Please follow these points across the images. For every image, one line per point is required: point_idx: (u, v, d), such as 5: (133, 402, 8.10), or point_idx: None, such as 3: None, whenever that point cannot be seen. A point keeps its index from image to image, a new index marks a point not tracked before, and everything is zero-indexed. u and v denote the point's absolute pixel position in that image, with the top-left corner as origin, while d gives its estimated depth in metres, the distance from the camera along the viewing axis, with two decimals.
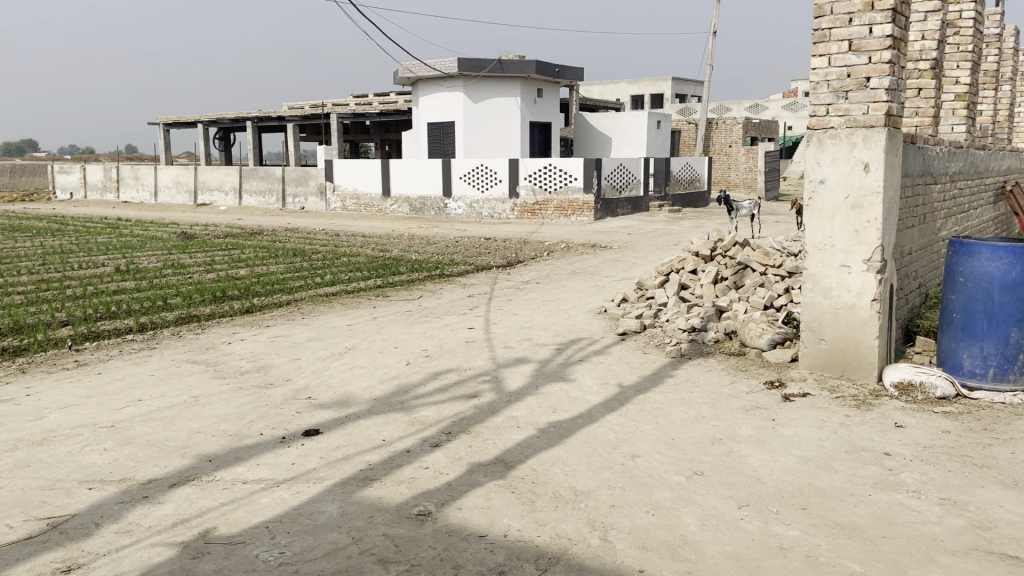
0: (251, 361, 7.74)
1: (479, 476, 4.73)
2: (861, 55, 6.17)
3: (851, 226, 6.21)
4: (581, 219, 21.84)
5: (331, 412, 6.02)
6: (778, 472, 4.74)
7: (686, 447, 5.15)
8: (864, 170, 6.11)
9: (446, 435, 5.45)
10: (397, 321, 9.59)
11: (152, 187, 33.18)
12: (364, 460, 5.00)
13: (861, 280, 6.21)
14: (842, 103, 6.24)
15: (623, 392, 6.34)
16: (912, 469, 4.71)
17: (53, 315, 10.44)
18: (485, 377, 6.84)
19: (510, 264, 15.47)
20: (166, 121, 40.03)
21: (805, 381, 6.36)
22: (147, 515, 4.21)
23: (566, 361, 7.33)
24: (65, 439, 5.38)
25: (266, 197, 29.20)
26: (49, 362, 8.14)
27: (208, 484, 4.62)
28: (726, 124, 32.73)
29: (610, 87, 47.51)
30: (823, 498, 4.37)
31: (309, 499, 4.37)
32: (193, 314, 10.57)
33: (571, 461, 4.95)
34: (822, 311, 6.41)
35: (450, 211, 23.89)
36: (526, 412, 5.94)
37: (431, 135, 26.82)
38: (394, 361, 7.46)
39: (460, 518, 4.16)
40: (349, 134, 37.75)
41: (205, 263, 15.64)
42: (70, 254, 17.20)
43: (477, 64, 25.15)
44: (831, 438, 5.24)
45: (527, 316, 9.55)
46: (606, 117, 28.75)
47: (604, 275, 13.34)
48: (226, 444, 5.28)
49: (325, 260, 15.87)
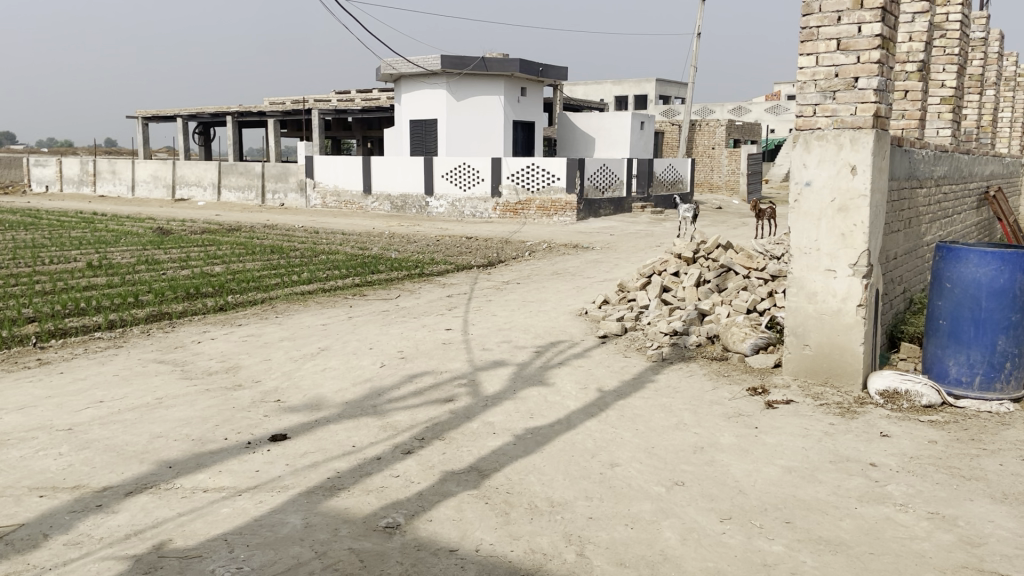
0: (221, 361, 7.50)
1: (452, 486, 4.54)
2: (850, 55, 6.04)
3: (837, 230, 6.08)
4: (563, 220, 21.70)
5: (301, 416, 5.81)
6: (761, 483, 4.58)
7: (667, 456, 4.98)
8: (851, 172, 5.97)
9: (418, 441, 5.26)
10: (374, 321, 9.37)
11: (130, 181, 32.67)
12: (332, 467, 4.79)
13: (848, 286, 6.06)
14: (829, 103, 6.10)
15: (603, 398, 6.17)
16: (899, 481, 4.57)
17: (21, 311, 10.12)
18: (461, 381, 6.65)
19: (491, 263, 15.28)
20: (144, 114, 39.49)
21: (788, 388, 6.22)
22: (99, 526, 3.98)
23: (546, 364, 7.15)
24: (19, 443, 5.12)
25: (245, 193, 28.83)
26: (10, 360, 7.85)
27: (166, 493, 4.39)
28: (710, 127, 32.65)
29: (594, 87, 47.49)
30: (808, 512, 4.21)
31: (271, 510, 4.16)
32: (165, 311, 10.29)
33: (548, 470, 4.77)
34: (806, 317, 6.26)
35: (431, 209, 23.65)
36: (503, 417, 5.75)
37: (413, 132, 26.57)
38: (368, 363, 7.24)
39: (431, 531, 3.97)
40: (330, 131, 37.42)
41: (180, 259, 15.31)
42: (42, 248, 16.78)
43: (461, 62, 24.88)
44: (815, 447, 5.10)
45: (507, 317, 9.36)
46: (590, 117, 28.50)
47: (586, 276, 13.20)
48: (188, 450, 5.05)
49: (303, 257, 15.60)
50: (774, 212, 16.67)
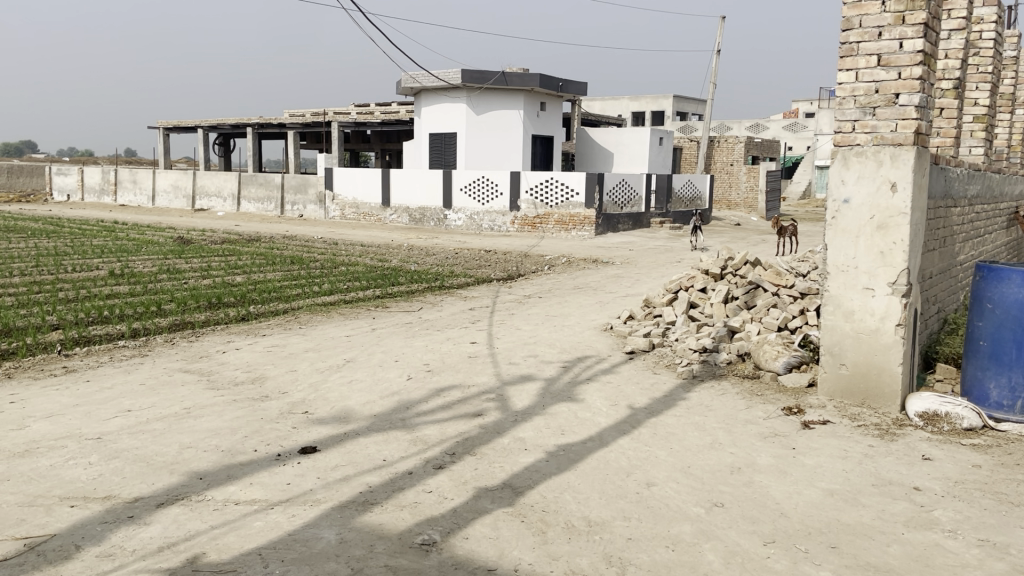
0: (246, 372, 7.45)
1: (487, 503, 4.46)
2: (891, 71, 5.96)
3: (875, 248, 5.98)
4: (582, 234, 21.63)
5: (329, 428, 5.75)
6: (802, 506, 4.46)
7: (704, 476, 4.88)
8: (891, 190, 5.89)
9: (450, 456, 5.19)
10: (397, 333, 9.32)
11: (150, 191, 32.89)
12: (364, 482, 4.72)
13: (886, 305, 5.96)
14: (869, 119, 6.03)
15: (635, 415, 6.08)
16: (946, 506, 4.45)
17: (44, 318, 10.15)
18: (490, 396, 6.57)
19: (510, 277, 15.22)
20: (166, 125, 39.86)
21: (824, 408, 6.10)
22: (131, 538, 3.92)
23: (574, 379, 7.07)
24: (49, 451, 5.08)
25: (264, 204, 28.93)
26: (36, 367, 7.86)
27: (198, 505, 4.34)
28: (729, 143, 32.53)
29: (612, 103, 47.57)
30: (854, 537, 4.10)
31: (305, 524, 4.09)
32: (188, 321, 10.30)
33: (583, 488, 4.68)
34: (843, 335, 6.16)
35: (449, 222, 23.66)
36: (534, 433, 5.66)
37: (432, 145, 26.64)
38: (394, 376, 7.19)
39: (468, 549, 3.88)
40: (349, 143, 37.67)
41: (201, 268, 15.37)
42: (63, 256, 16.86)
43: (481, 76, 24.94)
44: (856, 470, 4.99)
45: (531, 331, 9.29)
46: (609, 132, 28.49)
47: (607, 291, 13.12)
48: (218, 461, 5.00)
49: (323, 269, 15.63)
50: (797, 231, 16.52)
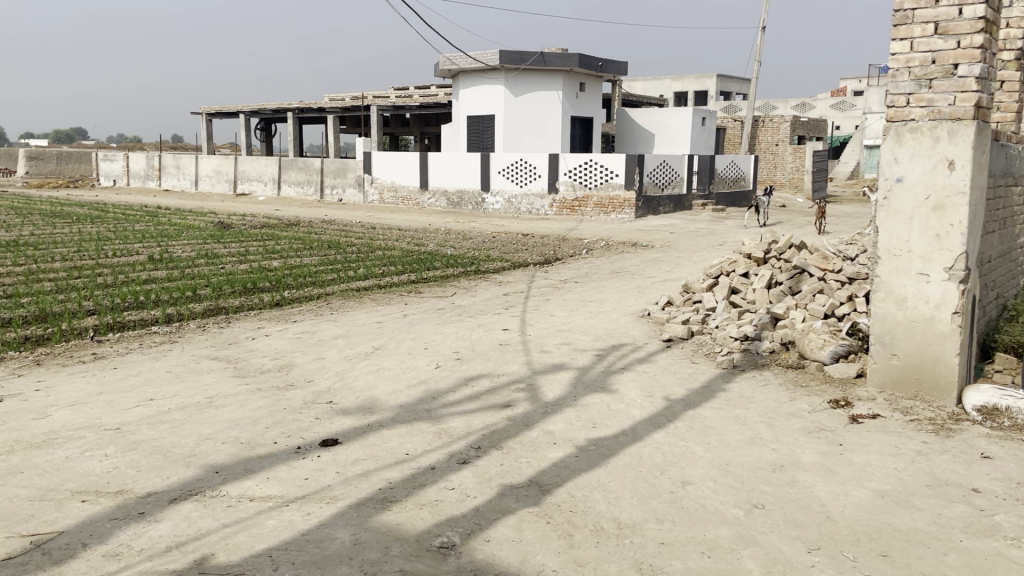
0: (274, 359, 7.32)
1: (511, 502, 4.22)
2: (949, 40, 5.54)
3: (930, 230, 5.60)
4: (621, 217, 21.21)
5: (353, 419, 5.57)
6: (851, 509, 4.15)
7: (743, 475, 4.59)
8: (948, 168, 5.50)
9: (475, 450, 4.96)
10: (429, 320, 9.11)
11: (193, 176, 33.19)
12: (384, 477, 4.52)
13: (942, 291, 5.57)
14: (924, 92, 5.61)
15: (671, 407, 5.78)
16: (1009, 510, 4.10)
17: (81, 304, 10.15)
18: (520, 386, 6.33)
19: (547, 261, 14.94)
20: (208, 110, 40.18)
21: (874, 401, 5.74)
22: (140, 536, 3.77)
23: (608, 369, 6.79)
24: (66, 442, 4.98)
25: (304, 188, 28.94)
26: (66, 354, 7.80)
27: (212, 501, 4.18)
28: (774, 123, 31.73)
29: (654, 83, 46.76)
30: (906, 544, 3.79)
31: (319, 524, 3.91)
32: (222, 306, 10.23)
33: (614, 487, 4.42)
34: (894, 324, 5.79)
35: (487, 206, 23.43)
36: (564, 426, 5.41)
37: (470, 128, 26.39)
38: (422, 364, 6.97)
39: (489, 553, 3.66)
40: (389, 127, 37.60)
41: (239, 253, 15.35)
42: (106, 241, 16.96)
43: (519, 56, 24.54)
44: (908, 469, 4.65)
45: (565, 318, 9.02)
46: (649, 112, 27.91)
47: (646, 275, 12.78)
48: (236, 454, 4.84)
49: (360, 253, 15.53)
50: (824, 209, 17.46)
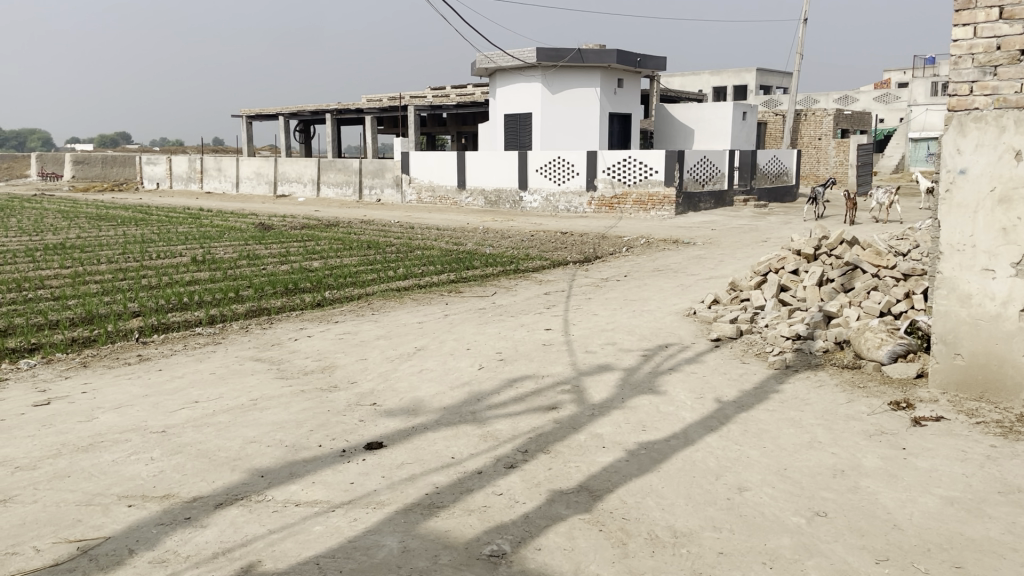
0: (317, 360, 7.28)
1: (562, 508, 4.10)
2: (1016, 25, 5.28)
3: (996, 224, 5.35)
4: (661, 214, 20.94)
5: (397, 421, 5.50)
6: (918, 517, 3.95)
7: (803, 480, 4.41)
8: (1015, 158, 5.26)
9: (522, 454, 4.85)
10: (470, 320, 9.01)
11: (234, 178, 33.60)
12: (431, 482, 4.43)
13: (1009, 288, 5.32)
14: (989, 79, 5.37)
15: (723, 409, 5.60)
16: None
17: (126, 305, 10.24)
18: (565, 387, 6.20)
19: (587, 259, 14.77)
20: (249, 113, 40.68)
21: (936, 403, 5.50)
22: (186, 542, 3.72)
23: (656, 369, 6.63)
24: (112, 446, 4.97)
25: (343, 189, 29.08)
26: (112, 356, 7.85)
27: (257, 506, 4.12)
28: (817, 116, 31.12)
29: (692, 78, 46.28)
30: (981, 554, 3.59)
31: (366, 530, 3.82)
32: (264, 307, 10.25)
33: (667, 493, 4.27)
34: (958, 322, 5.55)
35: (525, 204, 23.33)
36: (612, 429, 5.27)
37: (508, 126, 26.29)
38: (466, 365, 6.87)
39: (541, 562, 3.54)
40: (426, 127, 37.74)
41: (280, 254, 15.44)
42: (149, 244, 17.20)
43: (556, 54, 24.41)
44: (977, 474, 4.43)
45: (609, 317, 8.86)
46: (689, 108, 27.55)
47: (689, 273, 12.56)
48: (281, 458, 4.78)
49: (399, 253, 15.54)
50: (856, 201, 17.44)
